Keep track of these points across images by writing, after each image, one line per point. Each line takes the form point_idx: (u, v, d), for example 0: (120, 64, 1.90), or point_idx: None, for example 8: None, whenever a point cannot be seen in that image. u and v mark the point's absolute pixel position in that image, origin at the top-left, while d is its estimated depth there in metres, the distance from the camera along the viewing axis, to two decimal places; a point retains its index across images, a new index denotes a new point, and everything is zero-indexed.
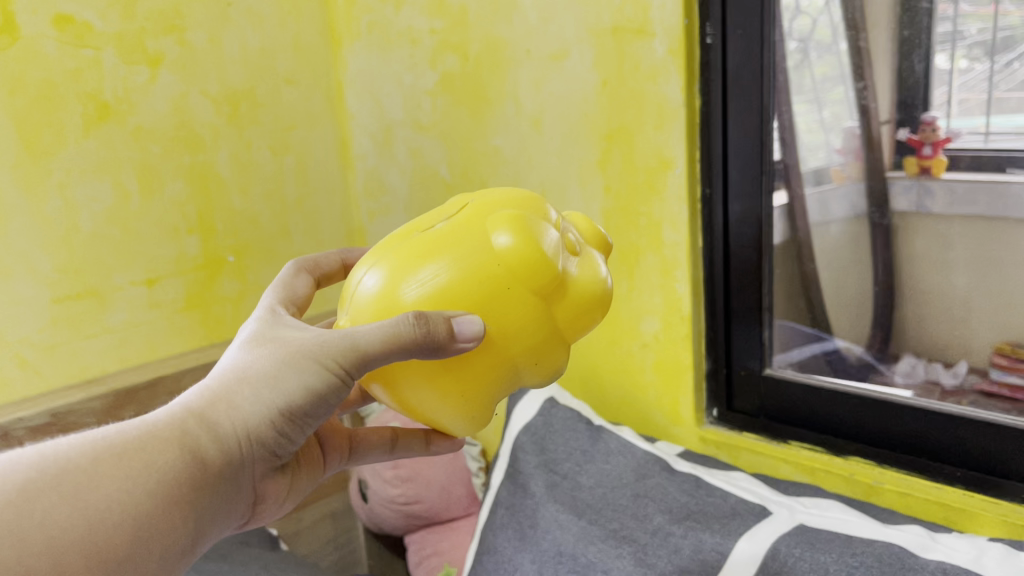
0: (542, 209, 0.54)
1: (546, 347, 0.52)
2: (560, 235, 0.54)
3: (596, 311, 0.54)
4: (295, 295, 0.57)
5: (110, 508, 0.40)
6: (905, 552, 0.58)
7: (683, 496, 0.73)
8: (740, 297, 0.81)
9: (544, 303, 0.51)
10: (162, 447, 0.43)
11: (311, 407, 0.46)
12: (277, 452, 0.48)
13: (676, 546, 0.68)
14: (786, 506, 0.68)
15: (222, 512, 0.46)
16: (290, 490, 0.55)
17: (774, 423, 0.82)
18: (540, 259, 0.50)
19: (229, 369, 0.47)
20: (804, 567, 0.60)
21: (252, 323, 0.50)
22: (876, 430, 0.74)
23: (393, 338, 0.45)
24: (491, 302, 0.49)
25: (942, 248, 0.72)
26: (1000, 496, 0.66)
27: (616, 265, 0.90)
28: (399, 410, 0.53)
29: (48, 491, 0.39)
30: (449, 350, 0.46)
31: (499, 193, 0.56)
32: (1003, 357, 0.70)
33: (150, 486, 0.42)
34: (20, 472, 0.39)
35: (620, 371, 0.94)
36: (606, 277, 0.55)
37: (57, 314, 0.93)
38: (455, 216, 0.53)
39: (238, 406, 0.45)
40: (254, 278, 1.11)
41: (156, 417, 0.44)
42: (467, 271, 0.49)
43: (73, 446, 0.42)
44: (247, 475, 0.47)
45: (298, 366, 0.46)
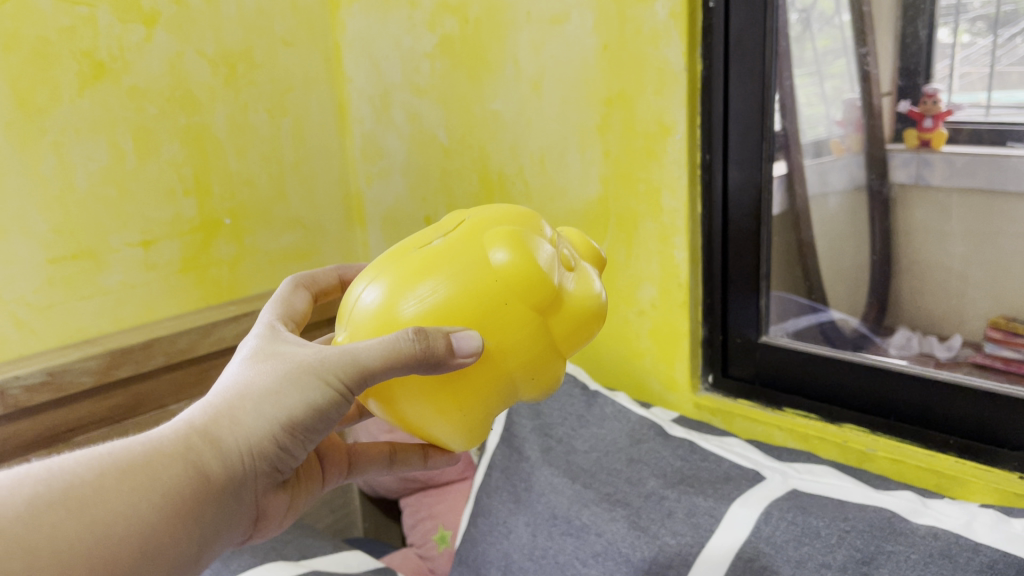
0: (538, 227, 0.55)
1: (543, 361, 0.52)
2: (555, 252, 0.54)
3: (590, 327, 0.54)
4: (292, 311, 0.56)
5: (115, 522, 0.40)
6: (896, 517, 0.59)
7: (677, 460, 0.74)
8: (738, 265, 0.81)
9: (541, 318, 0.51)
10: (167, 462, 0.42)
11: (313, 422, 0.46)
12: (280, 467, 0.48)
13: (669, 510, 0.68)
14: (779, 472, 0.69)
15: (225, 527, 0.46)
16: (291, 506, 0.54)
17: (769, 390, 0.82)
18: (535, 276, 0.51)
19: (232, 384, 0.46)
20: (796, 531, 0.60)
21: (252, 338, 0.50)
22: (869, 406, 0.74)
23: (393, 353, 0.45)
24: (490, 316, 0.49)
25: (941, 218, 0.72)
26: (993, 464, 0.66)
27: (615, 232, 0.89)
28: (397, 424, 0.53)
29: (55, 506, 0.39)
30: (447, 364, 0.46)
31: (495, 210, 0.56)
32: (998, 331, 0.69)
33: (153, 501, 0.41)
34: (29, 486, 0.39)
35: (615, 337, 0.94)
36: (600, 292, 0.55)
37: (53, 274, 0.93)
38: (452, 234, 0.53)
39: (241, 421, 0.45)
40: (250, 240, 1.11)
41: (160, 433, 0.44)
42: (466, 288, 0.49)
43: (78, 461, 0.41)
44: (251, 491, 0.47)
45: (299, 382, 0.46)
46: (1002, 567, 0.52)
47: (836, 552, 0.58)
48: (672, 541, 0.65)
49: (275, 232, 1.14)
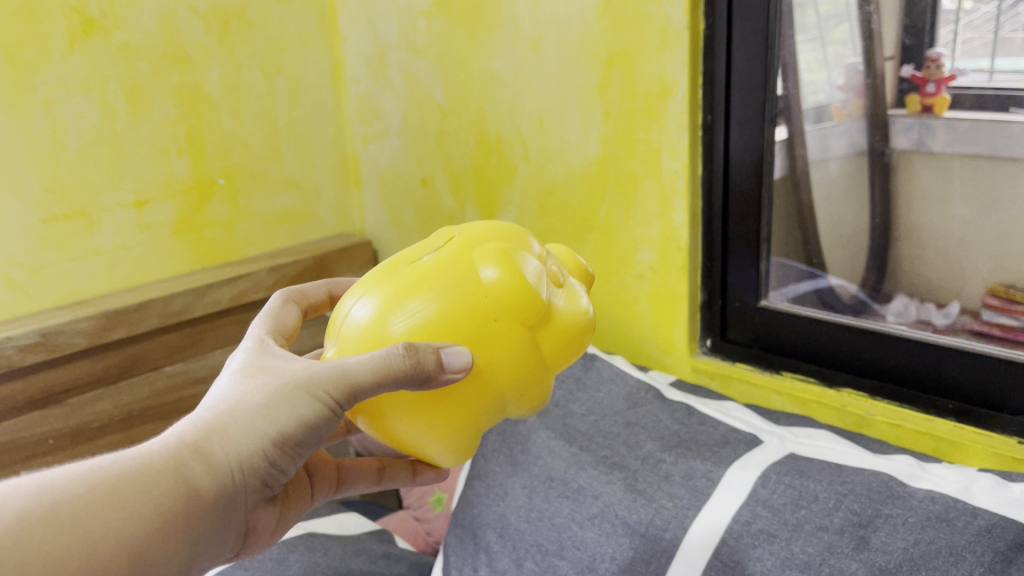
0: (525, 243, 0.54)
1: (532, 377, 0.51)
2: (543, 267, 0.53)
3: (579, 343, 0.53)
4: (282, 324, 0.55)
5: (105, 537, 0.40)
6: (894, 481, 0.59)
7: (675, 424, 0.73)
8: (739, 228, 0.80)
9: (530, 333, 0.50)
10: (157, 475, 0.42)
11: (304, 437, 0.45)
12: (270, 482, 0.47)
13: (666, 473, 0.68)
14: (776, 436, 0.69)
15: (214, 544, 0.45)
16: (281, 521, 0.53)
17: (768, 354, 0.82)
18: (527, 293, 0.50)
19: (222, 399, 0.45)
20: (794, 494, 0.60)
21: (240, 353, 0.49)
22: (868, 369, 0.74)
23: (384, 368, 0.45)
24: (479, 331, 0.49)
25: (942, 180, 0.72)
26: (992, 428, 0.66)
27: (614, 194, 0.88)
28: (384, 440, 0.52)
29: (46, 520, 0.39)
30: (438, 380, 0.46)
31: (486, 226, 0.55)
32: (996, 298, 0.68)
33: (145, 517, 0.41)
34: (19, 500, 0.39)
35: (612, 302, 0.93)
36: (589, 309, 0.54)
37: (46, 234, 0.92)
38: (442, 249, 0.52)
39: (232, 435, 0.44)
40: (245, 202, 1.10)
41: (150, 447, 0.43)
42: (455, 305, 0.49)
43: (69, 475, 0.41)
44: (240, 508, 0.46)
45: (290, 396, 0.45)
46: (1000, 530, 0.53)
47: (834, 515, 0.58)
48: (669, 504, 0.65)
49: (271, 193, 1.12)
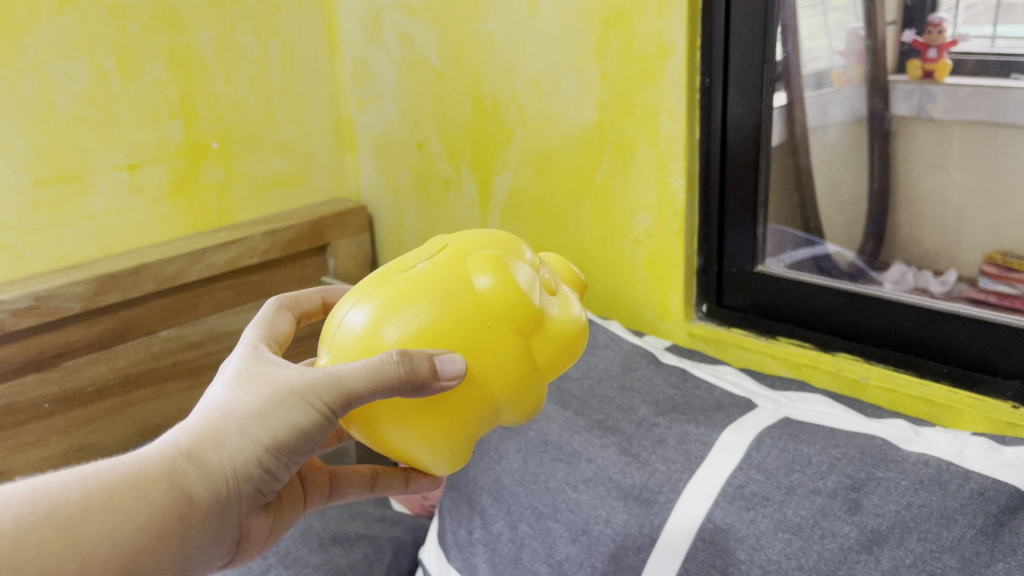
0: (519, 251, 0.54)
1: (527, 384, 0.50)
2: (536, 275, 0.53)
3: (570, 351, 0.53)
4: (276, 332, 0.54)
5: (100, 543, 0.40)
6: (887, 444, 0.59)
7: (670, 388, 0.73)
8: (736, 192, 0.80)
9: (524, 340, 0.50)
10: (152, 483, 0.42)
11: (296, 444, 0.46)
12: (263, 489, 0.47)
13: (661, 437, 0.68)
14: (771, 400, 0.69)
15: (207, 549, 0.46)
16: (273, 530, 0.54)
17: (763, 319, 0.82)
18: (522, 300, 0.49)
19: (215, 406, 0.46)
20: (788, 458, 0.60)
21: (234, 359, 0.49)
22: (862, 334, 0.74)
23: (377, 376, 0.44)
24: (474, 339, 0.49)
25: (943, 144, 0.70)
26: (985, 393, 0.66)
27: (611, 158, 0.87)
28: (377, 447, 0.52)
29: (42, 525, 0.39)
30: (431, 388, 0.45)
31: (480, 233, 0.55)
32: (993, 266, 0.68)
33: (138, 523, 0.41)
34: (16, 504, 0.39)
35: (608, 268, 0.93)
36: (581, 316, 0.54)
37: (37, 197, 0.91)
38: (436, 257, 0.52)
39: (225, 442, 0.44)
40: (239, 165, 1.09)
41: (145, 453, 0.44)
42: (450, 313, 0.48)
43: (65, 480, 0.41)
44: (233, 513, 0.46)
45: (284, 404, 0.45)
46: (994, 494, 0.53)
47: (827, 479, 0.58)
48: (662, 468, 0.65)
49: (265, 157, 1.11)
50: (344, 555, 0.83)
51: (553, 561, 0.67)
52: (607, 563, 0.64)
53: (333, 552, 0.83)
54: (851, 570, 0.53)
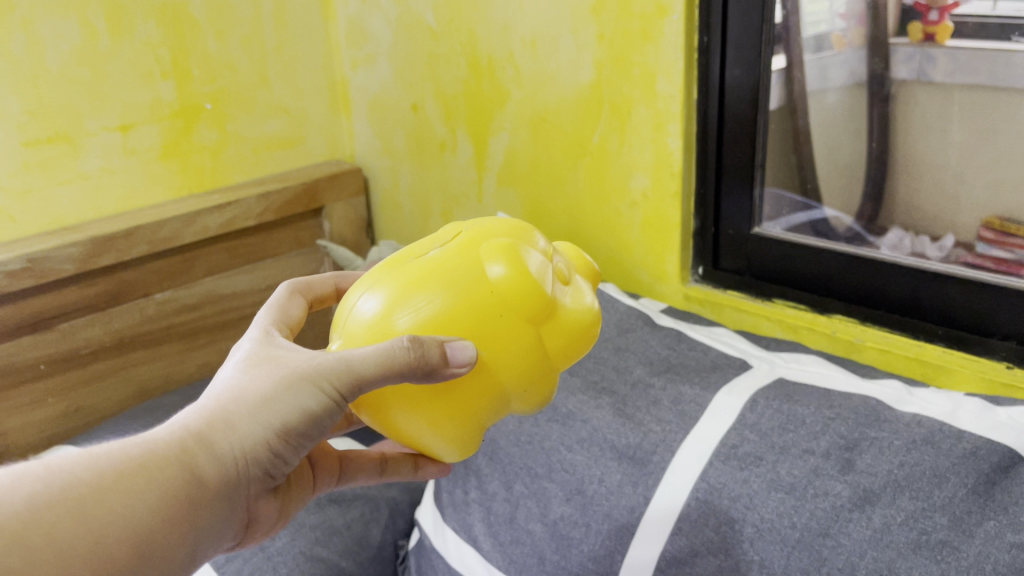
0: (532, 239, 0.53)
1: (538, 373, 0.50)
2: (549, 263, 0.52)
3: (583, 341, 0.52)
4: (287, 317, 0.54)
5: (112, 523, 0.40)
6: (881, 405, 0.59)
7: (664, 349, 0.74)
8: (733, 153, 0.79)
9: (536, 329, 0.50)
10: (163, 464, 0.42)
11: (306, 428, 0.45)
12: (273, 472, 0.47)
13: (655, 398, 0.68)
14: (766, 361, 0.69)
15: (217, 533, 0.46)
16: (281, 512, 0.53)
17: (759, 282, 0.81)
18: (534, 289, 0.49)
19: (225, 389, 0.45)
20: (782, 419, 0.61)
21: (244, 343, 0.49)
22: (858, 296, 0.73)
23: (386, 361, 0.44)
24: (484, 326, 0.48)
25: (944, 108, 0.69)
26: (979, 354, 0.66)
27: (607, 119, 0.87)
28: (387, 434, 0.52)
29: (54, 505, 0.39)
30: (441, 374, 0.45)
31: (493, 221, 0.54)
32: (991, 231, 0.68)
33: (150, 504, 0.41)
34: (27, 484, 0.39)
35: (604, 230, 0.92)
36: (594, 306, 0.53)
37: (29, 157, 0.90)
38: (448, 244, 0.52)
39: (236, 425, 0.44)
40: (233, 127, 1.08)
41: (156, 435, 0.44)
42: (461, 300, 0.48)
43: (76, 461, 0.41)
44: (243, 497, 0.46)
45: (294, 387, 0.45)
46: (985, 453, 0.53)
47: (820, 439, 0.58)
48: (657, 428, 0.66)
49: (259, 118, 1.10)
50: (341, 515, 0.83)
51: (548, 520, 0.68)
52: (601, 521, 0.64)
53: (330, 512, 0.84)
54: (843, 527, 0.54)
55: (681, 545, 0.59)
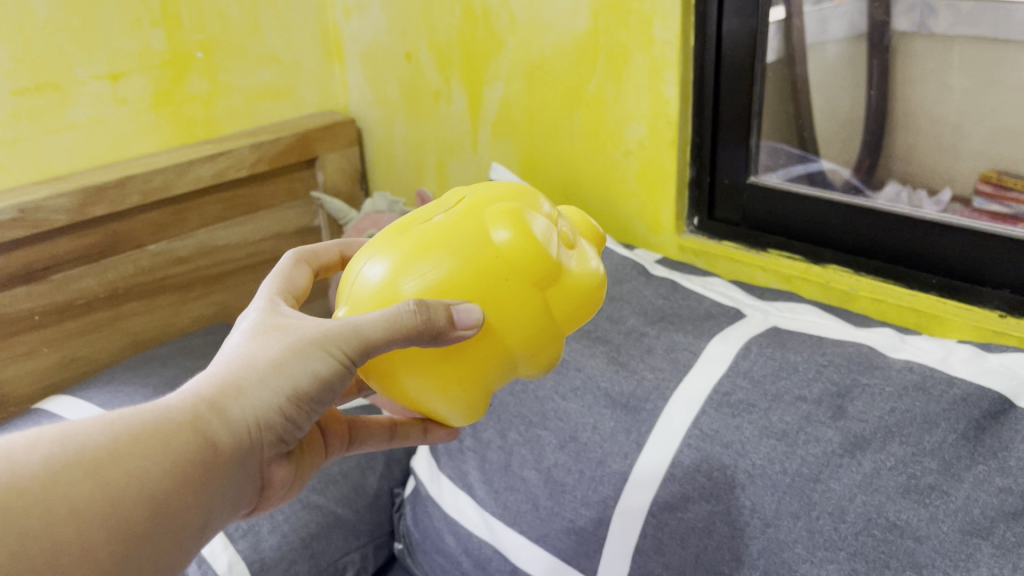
0: (536, 203, 0.52)
1: (544, 337, 0.50)
2: (553, 226, 0.52)
3: (589, 304, 0.52)
4: (292, 286, 0.54)
5: (129, 485, 0.39)
6: (873, 352, 0.59)
7: (658, 299, 0.73)
8: (730, 102, 0.78)
9: (541, 294, 0.49)
10: (176, 429, 0.42)
11: (318, 393, 0.45)
12: (286, 438, 0.47)
13: (649, 346, 0.68)
14: (760, 310, 0.69)
15: (231, 500, 0.45)
16: (296, 478, 0.53)
17: (754, 232, 0.81)
18: (539, 252, 0.48)
19: (235, 356, 0.45)
20: (775, 366, 0.61)
21: (252, 312, 0.49)
22: (854, 244, 0.73)
23: (394, 324, 0.44)
24: (488, 292, 0.48)
25: (942, 60, 0.69)
26: (972, 303, 0.66)
27: (604, 67, 0.86)
28: (395, 399, 0.52)
29: (71, 467, 0.38)
30: (447, 337, 0.45)
31: (496, 186, 0.54)
32: (988, 185, 0.68)
33: (166, 467, 0.41)
34: (43, 447, 0.38)
35: (600, 181, 0.92)
36: (599, 269, 0.53)
37: (18, 106, 0.89)
38: (452, 210, 0.51)
39: (247, 391, 0.44)
40: (224, 76, 1.06)
41: (168, 401, 0.43)
42: (466, 267, 0.48)
43: (90, 424, 0.41)
44: (257, 464, 0.46)
45: (304, 352, 0.45)
46: (976, 399, 0.53)
47: (812, 386, 0.59)
48: (650, 376, 0.66)
49: (251, 68, 1.09)
50: (336, 463, 0.84)
51: (543, 467, 0.69)
52: (595, 468, 0.65)
53: None
54: (834, 473, 0.54)
55: (673, 491, 0.60)
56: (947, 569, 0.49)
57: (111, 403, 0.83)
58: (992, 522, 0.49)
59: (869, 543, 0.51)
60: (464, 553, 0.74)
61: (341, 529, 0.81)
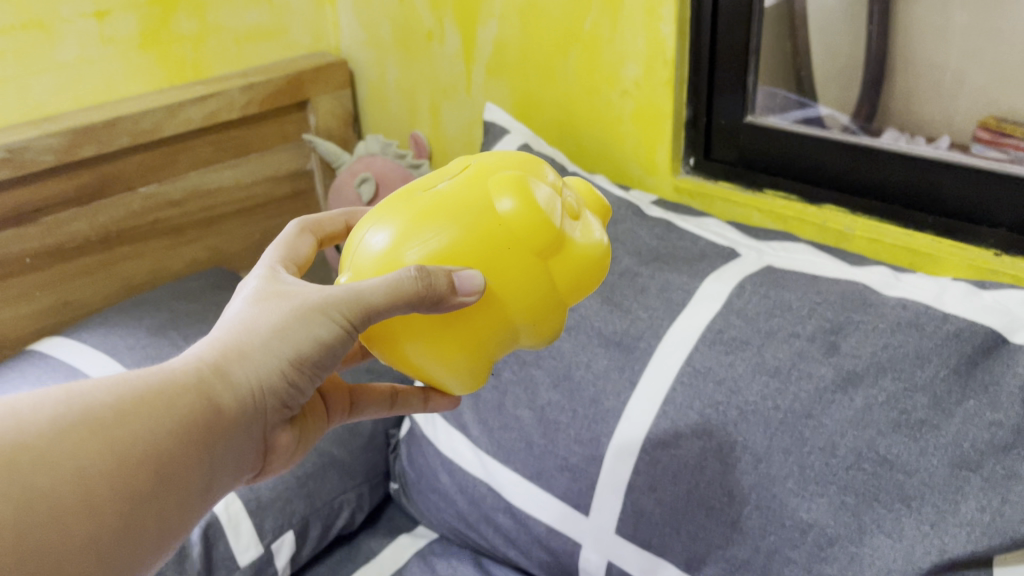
0: (541, 172, 0.51)
1: (547, 308, 0.49)
2: (558, 196, 0.50)
3: (594, 275, 0.50)
4: (296, 254, 0.54)
5: (133, 445, 0.40)
6: (868, 290, 0.59)
7: (653, 240, 0.73)
8: (727, 39, 0.77)
9: (544, 264, 0.48)
10: (181, 391, 0.42)
11: (319, 357, 0.46)
12: (288, 403, 0.47)
13: (643, 287, 0.68)
14: (754, 250, 0.68)
15: (233, 461, 0.46)
16: (299, 443, 0.53)
17: (751, 172, 0.80)
18: (542, 222, 0.47)
19: (237, 321, 0.46)
20: (768, 307, 0.61)
21: (253, 279, 0.49)
22: (850, 182, 0.73)
23: (396, 291, 0.44)
24: (490, 260, 0.47)
25: (943, 8, 0.68)
26: (968, 242, 0.66)
27: (600, 5, 0.83)
28: (395, 366, 0.51)
29: (77, 426, 0.39)
30: (447, 303, 0.45)
31: (502, 155, 0.52)
32: (987, 132, 0.67)
33: (171, 428, 0.41)
34: (50, 409, 0.40)
35: (597, 123, 0.90)
36: (605, 240, 0.51)
37: (3, 46, 0.87)
38: (456, 177, 0.50)
39: (249, 355, 0.45)
40: (213, 17, 1.04)
41: (172, 364, 0.44)
42: (468, 235, 0.47)
43: (96, 385, 0.42)
44: (258, 427, 0.47)
45: (306, 317, 0.45)
46: (968, 335, 0.53)
47: (806, 323, 0.58)
48: (644, 315, 0.66)
49: (240, 8, 1.06)
50: None
51: (536, 406, 0.69)
52: (588, 407, 0.66)
53: None
54: (826, 409, 0.55)
55: (665, 428, 0.61)
56: (936, 502, 0.50)
57: (105, 345, 0.83)
58: (981, 456, 0.49)
59: (859, 477, 0.52)
60: (459, 492, 0.75)
61: (337, 470, 0.82)
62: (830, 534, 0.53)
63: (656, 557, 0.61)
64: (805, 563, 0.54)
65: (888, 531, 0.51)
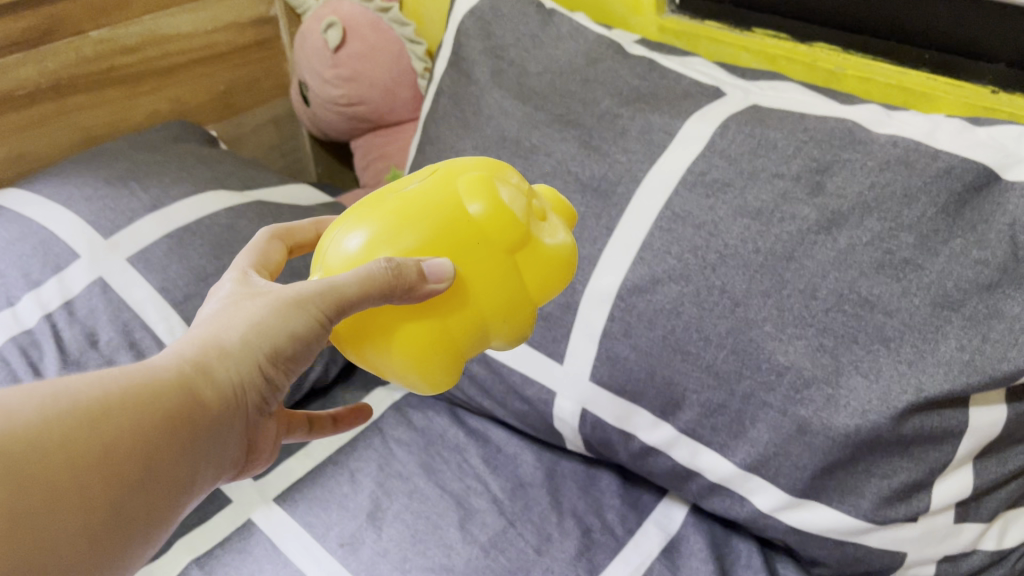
0: (509, 173, 0.48)
1: (518, 310, 0.45)
2: (527, 196, 0.47)
3: (564, 275, 0.47)
4: (266, 260, 0.49)
5: (122, 439, 0.35)
6: (857, 128, 0.55)
7: (635, 80, 0.68)
8: None
9: (512, 263, 0.45)
10: (166, 385, 0.38)
11: (298, 352, 0.41)
12: (266, 401, 0.43)
13: (623, 129, 0.65)
14: (740, 89, 0.64)
15: (216, 462, 0.41)
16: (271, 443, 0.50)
17: (740, 10, 0.76)
18: (510, 220, 0.44)
19: (215, 323, 0.41)
20: (752, 146, 0.57)
21: (225, 283, 0.45)
22: (845, 17, 0.68)
23: (367, 281, 0.40)
24: (461, 265, 0.44)
25: None
26: (963, 78, 0.62)
27: None
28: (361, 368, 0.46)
29: (64, 415, 0.34)
30: (417, 294, 0.41)
31: (470, 158, 0.49)
32: None
33: (159, 424, 0.37)
34: (36, 396, 0.34)
35: None
36: (572, 241, 0.48)
37: None
38: (422, 180, 0.46)
39: (229, 351, 0.40)
40: None
41: (151, 360, 0.39)
42: (435, 236, 0.43)
43: (78, 375, 0.36)
44: (239, 428, 0.42)
45: (286, 309, 0.41)
46: (960, 171, 0.50)
47: (791, 163, 0.55)
48: (623, 159, 0.63)
49: None
50: None
51: None
52: None
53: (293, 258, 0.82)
54: (808, 250, 0.53)
55: (642, 274, 0.59)
56: (915, 341, 0.49)
57: (61, 196, 0.79)
58: (964, 295, 0.48)
59: (839, 318, 0.51)
60: None
61: None
62: (806, 377, 0.52)
63: (630, 403, 0.61)
64: (781, 406, 0.53)
65: (865, 372, 0.50)
